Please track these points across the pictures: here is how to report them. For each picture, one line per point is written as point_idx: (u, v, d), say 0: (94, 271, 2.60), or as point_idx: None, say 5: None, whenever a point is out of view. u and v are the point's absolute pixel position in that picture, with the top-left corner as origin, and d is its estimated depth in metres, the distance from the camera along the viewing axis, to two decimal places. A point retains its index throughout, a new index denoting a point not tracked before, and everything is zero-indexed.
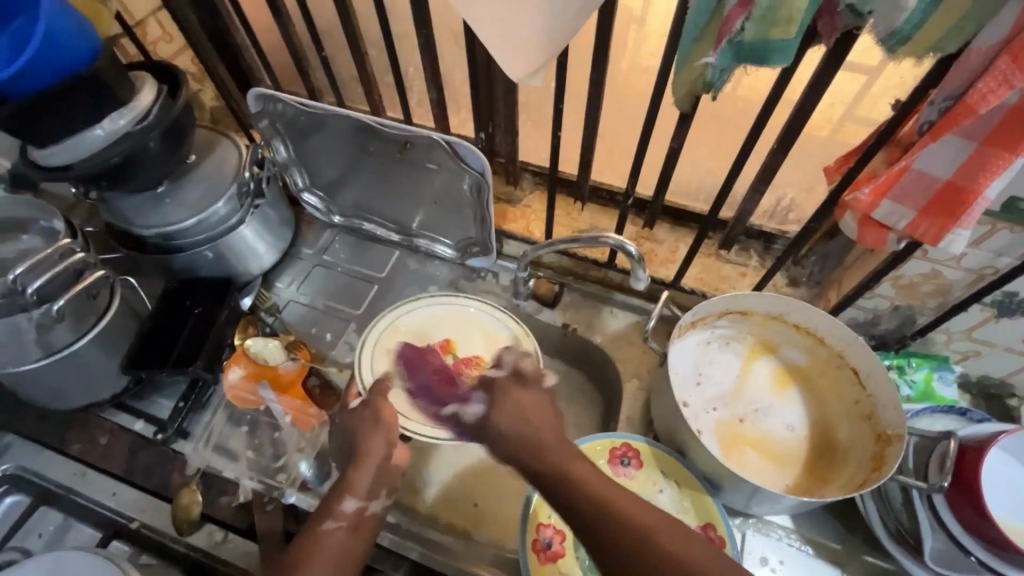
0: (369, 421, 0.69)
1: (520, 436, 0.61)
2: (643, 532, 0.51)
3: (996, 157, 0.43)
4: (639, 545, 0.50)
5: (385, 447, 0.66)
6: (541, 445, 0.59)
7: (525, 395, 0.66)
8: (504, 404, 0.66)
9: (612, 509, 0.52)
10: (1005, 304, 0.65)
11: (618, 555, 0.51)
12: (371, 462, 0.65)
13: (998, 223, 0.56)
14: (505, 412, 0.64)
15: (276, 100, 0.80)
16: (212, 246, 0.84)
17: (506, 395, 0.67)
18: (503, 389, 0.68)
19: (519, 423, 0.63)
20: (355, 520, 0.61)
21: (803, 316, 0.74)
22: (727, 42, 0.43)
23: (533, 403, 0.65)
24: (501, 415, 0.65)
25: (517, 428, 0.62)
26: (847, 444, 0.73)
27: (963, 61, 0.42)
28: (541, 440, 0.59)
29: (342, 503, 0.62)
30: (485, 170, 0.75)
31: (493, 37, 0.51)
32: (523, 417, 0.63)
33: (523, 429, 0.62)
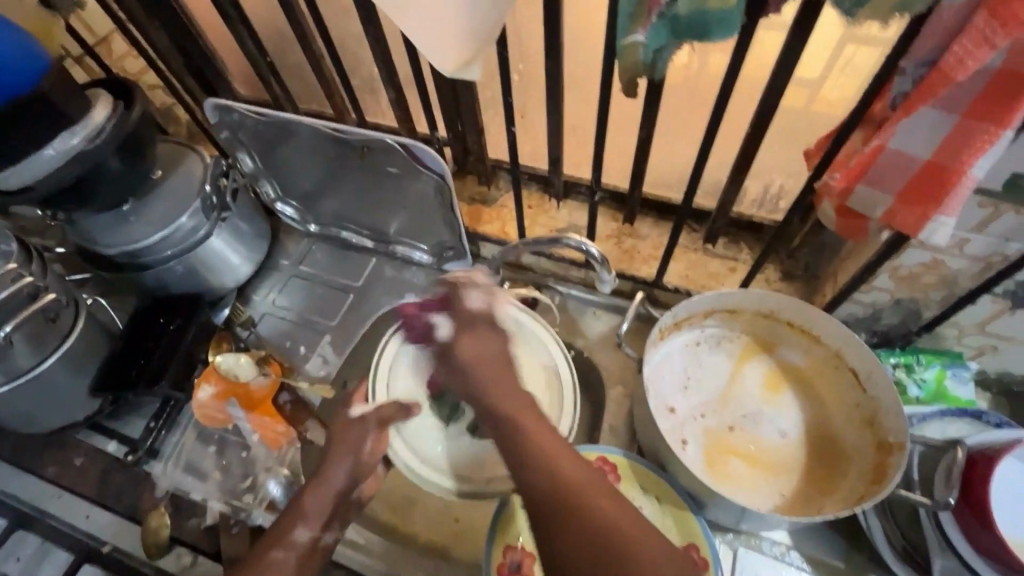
0: (350, 442, 0.63)
1: (483, 375, 0.51)
2: (580, 496, 0.44)
3: (980, 131, 0.37)
4: (575, 515, 0.42)
5: (349, 479, 0.62)
6: (495, 381, 0.51)
7: (490, 341, 0.54)
8: (478, 340, 0.54)
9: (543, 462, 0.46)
10: (1020, 294, 0.57)
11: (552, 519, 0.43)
12: (331, 486, 0.60)
13: (1002, 206, 0.49)
14: (470, 350, 0.53)
15: (232, 111, 0.79)
16: (181, 261, 0.82)
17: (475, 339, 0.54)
18: (477, 325, 0.55)
19: (489, 361, 0.53)
20: (304, 553, 0.57)
21: (794, 314, 0.68)
22: (659, 16, 0.39)
23: (497, 347, 0.54)
24: (468, 350, 0.53)
25: (479, 358, 0.53)
26: (847, 453, 0.67)
27: (936, 20, 0.36)
28: (492, 379, 0.51)
29: (295, 532, 0.57)
30: (444, 172, 0.72)
31: (414, 27, 0.47)
32: (491, 350, 0.53)
33: (491, 374, 0.52)
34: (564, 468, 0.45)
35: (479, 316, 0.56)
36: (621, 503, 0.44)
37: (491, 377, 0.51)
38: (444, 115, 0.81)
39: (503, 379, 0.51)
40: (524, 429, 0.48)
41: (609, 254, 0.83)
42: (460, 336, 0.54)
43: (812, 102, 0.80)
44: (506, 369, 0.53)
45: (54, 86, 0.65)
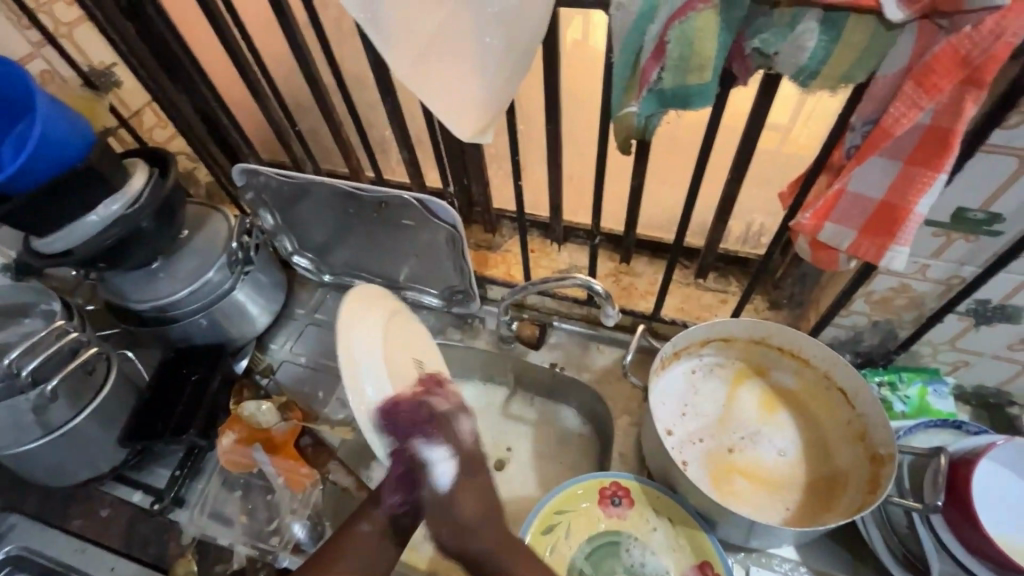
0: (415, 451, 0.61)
1: (478, 534, 0.61)
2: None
3: (922, 175, 0.45)
4: None
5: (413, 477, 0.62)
6: (508, 562, 0.60)
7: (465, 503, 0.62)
8: (468, 493, 0.62)
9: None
10: (980, 312, 0.64)
11: None
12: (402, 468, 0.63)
13: (952, 235, 0.56)
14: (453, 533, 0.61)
15: (259, 173, 0.85)
16: (206, 314, 0.87)
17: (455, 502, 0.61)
18: (473, 481, 0.63)
19: (484, 522, 0.62)
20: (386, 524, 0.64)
21: (786, 340, 0.74)
22: (649, 90, 0.46)
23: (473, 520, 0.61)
24: (465, 508, 0.61)
25: (476, 519, 0.62)
26: (845, 468, 0.71)
27: (874, 88, 0.44)
28: (501, 553, 0.61)
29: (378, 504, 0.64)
30: (456, 223, 0.78)
31: (439, 102, 0.54)
32: (486, 506, 0.63)
33: (486, 541, 0.61)
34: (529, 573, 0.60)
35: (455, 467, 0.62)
36: None
37: (472, 537, 0.61)
38: (453, 171, 0.88)
39: (483, 537, 0.61)
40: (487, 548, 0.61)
41: (608, 291, 0.90)
42: (461, 485, 0.62)
43: (783, 145, 0.81)
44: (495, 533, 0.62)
45: (99, 158, 0.72)
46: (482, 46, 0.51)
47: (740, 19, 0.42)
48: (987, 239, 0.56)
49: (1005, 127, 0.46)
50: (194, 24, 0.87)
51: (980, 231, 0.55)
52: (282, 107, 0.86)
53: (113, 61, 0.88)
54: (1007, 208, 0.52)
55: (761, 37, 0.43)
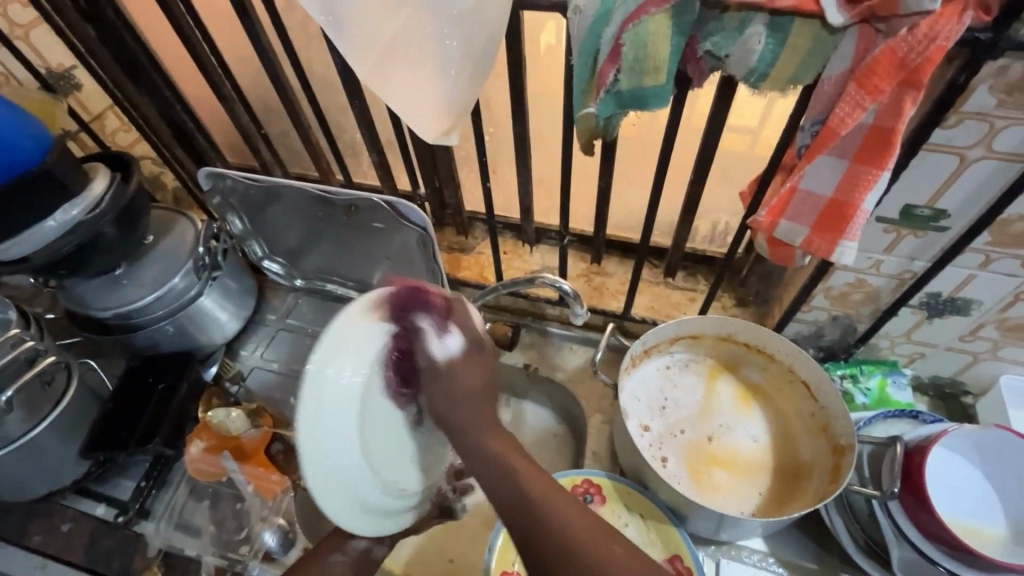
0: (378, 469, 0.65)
1: (467, 403, 0.53)
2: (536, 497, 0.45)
3: (867, 172, 0.47)
4: (534, 514, 0.44)
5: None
6: (489, 429, 0.51)
7: (474, 372, 0.55)
8: (470, 367, 0.55)
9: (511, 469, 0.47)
10: (932, 305, 0.66)
11: (514, 522, 0.45)
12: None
13: (902, 231, 0.58)
14: (452, 386, 0.54)
15: (225, 177, 0.84)
16: (172, 320, 0.86)
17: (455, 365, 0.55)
18: (474, 352, 0.56)
19: (477, 398, 0.53)
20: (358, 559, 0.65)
21: (752, 336, 0.76)
22: (606, 92, 0.47)
23: (476, 385, 0.54)
24: (463, 378, 0.54)
25: (464, 393, 0.53)
26: (809, 459, 0.73)
27: (820, 90, 0.45)
28: (486, 421, 0.52)
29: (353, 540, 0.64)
30: (426, 225, 0.78)
31: (401, 103, 0.53)
32: (487, 384, 0.55)
33: (471, 410, 0.53)
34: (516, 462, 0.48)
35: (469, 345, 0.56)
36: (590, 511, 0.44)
37: (459, 411, 0.53)
38: (423, 174, 0.88)
39: (468, 407, 0.53)
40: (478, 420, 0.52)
41: (580, 291, 0.91)
42: (462, 359, 0.55)
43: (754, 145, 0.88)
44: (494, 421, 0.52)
45: (57, 161, 0.69)
46: (442, 49, 0.51)
47: (692, 23, 0.43)
48: (935, 234, 0.58)
49: (944, 127, 0.48)
50: (156, 26, 0.85)
51: (928, 227, 0.57)
52: (248, 111, 0.85)
53: (72, 64, 0.86)
54: (951, 204, 0.55)
55: (712, 40, 0.44)
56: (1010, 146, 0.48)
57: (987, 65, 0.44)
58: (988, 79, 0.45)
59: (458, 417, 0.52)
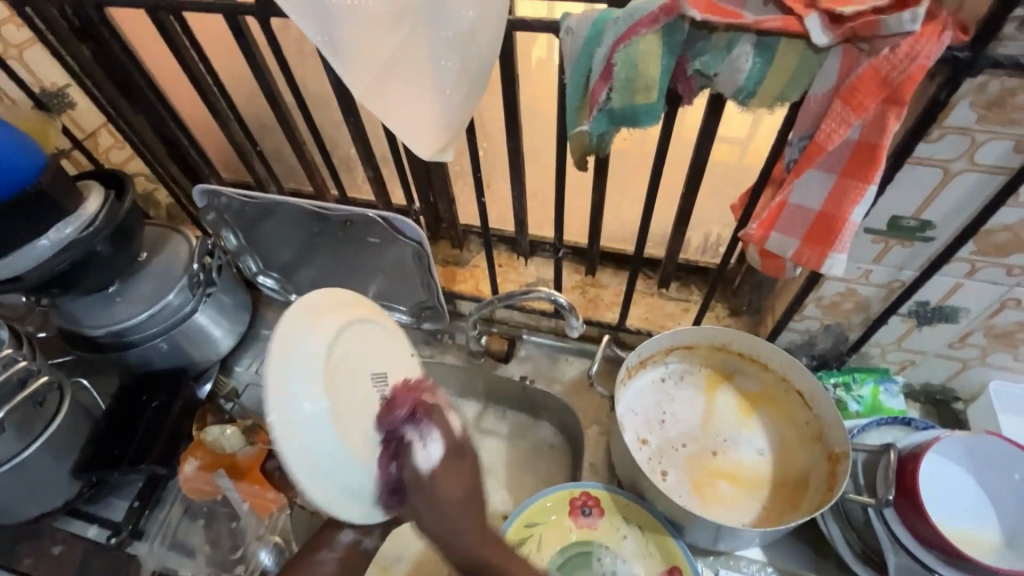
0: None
1: (451, 517, 0.57)
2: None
3: (854, 186, 0.48)
4: None
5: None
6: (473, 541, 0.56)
7: (455, 478, 0.59)
8: (451, 476, 0.59)
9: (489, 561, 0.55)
10: (921, 313, 0.68)
11: None
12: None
13: (889, 241, 0.60)
14: (432, 499, 0.57)
15: (220, 194, 0.84)
16: (166, 337, 0.85)
17: (435, 478, 0.58)
18: (455, 462, 0.60)
19: (459, 508, 0.57)
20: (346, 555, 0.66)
21: (745, 346, 0.77)
22: (599, 110, 0.48)
23: (457, 494, 0.58)
24: (446, 489, 0.57)
25: (446, 506, 0.57)
26: (806, 468, 0.73)
27: (807, 107, 0.47)
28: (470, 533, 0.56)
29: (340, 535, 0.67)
30: (421, 240, 0.79)
31: (398, 120, 0.54)
32: (467, 490, 0.58)
33: (456, 521, 0.57)
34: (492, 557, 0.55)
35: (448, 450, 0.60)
36: None
37: (443, 520, 0.56)
38: (418, 188, 0.89)
39: (454, 518, 0.56)
40: (456, 525, 0.57)
41: (575, 303, 0.91)
42: (443, 468, 0.59)
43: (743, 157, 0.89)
44: (470, 516, 0.57)
45: (51, 181, 0.69)
46: (437, 68, 0.52)
47: (682, 43, 0.45)
48: (921, 245, 0.59)
49: (928, 141, 0.50)
50: (150, 45, 0.85)
51: (915, 237, 0.58)
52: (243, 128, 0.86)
53: (65, 82, 0.86)
54: (936, 215, 0.56)
55: (701, 59, 0.45)
56: (991, 159, 0.50)
57: (967, 82, 0.45)
58: (968, 95, 0.46)
59: (438, 526, 0.57)
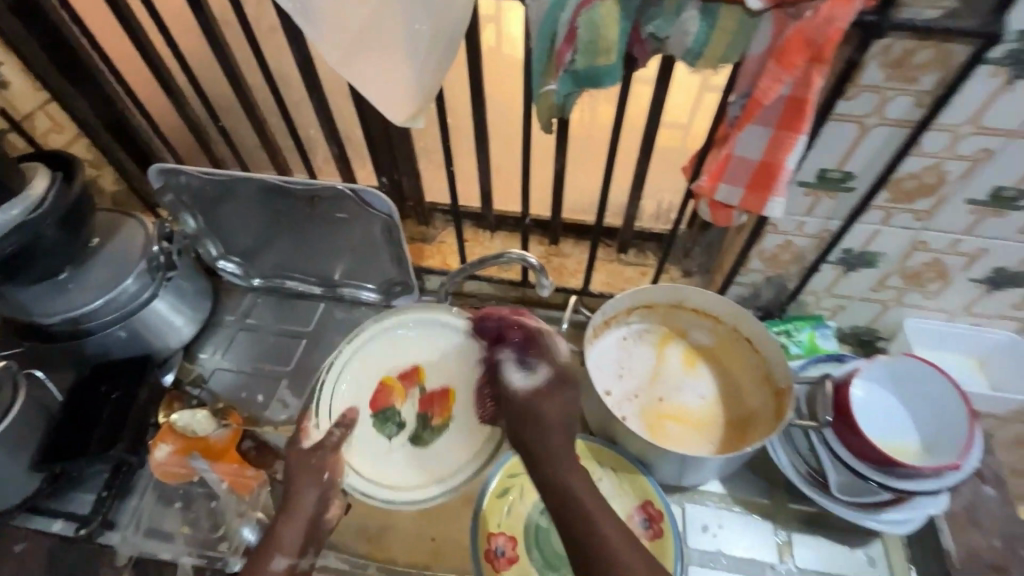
0: (312, 468, 0.67)
1: (547, 423, 0.59)
2: (586, 516, 0.55)
3: (787, 136, 0.54)
4: (586, 533, 0.55)
5: (319, 503, 0.66)
6: (560, 451, 0.59)
7: (565, 402, 0.61)
8: (552, 400, 0.60)
9: (565, 485, 0.57)
10: (847, 260, 0.77)
11: (567, 532, 0.56)
12: (304, 512, 0.65)
13: (819, 193, 0.68)
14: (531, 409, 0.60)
15: (178, 173, 0.83)
16: (125, 325, 0.82)
17: (542, 397, 0.60)
18: (562, 382, 0.62)
19: (553, 426, 0.60)
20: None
21: (699, 302, 0.84)
22: (565, 71, 0.52)
23: (558, 411, 0.60)
24: (546, 410, 0.59)
25: (544, 424, 0.59)
26: (758, 408, 0.81)
27: (745, 66, 0.53)
28: (560, 445, 0.59)
29: (273, 561, 0.62)
30: (391, 211, 0.80)
31: (373, 88, 0.57)
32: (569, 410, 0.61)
33: (550, 427, 0.59)
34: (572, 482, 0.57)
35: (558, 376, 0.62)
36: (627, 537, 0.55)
37: (540, 434, 0.59)
38: (382, 166, 0.90)
39: (549, 438, 0.59)
40: (541, 441, 0.59)
41: None
42: (543, 393, 0.60)
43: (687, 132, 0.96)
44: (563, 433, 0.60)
45: None
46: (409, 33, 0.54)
47: (636, 8, 0.49)
48: (845, 195, 0.67)
49: (847, 98, 0.57)
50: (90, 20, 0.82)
51: (839, 188, 0.67)
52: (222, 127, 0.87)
53: None
54: (856, 167, 0.64)
55: (653, 24, 0.50)
56: (898, 114, 0.58)
57: (876, 44, 0.52)
58: (877, 56, 0.53)
59: (530, 436, 0.60)
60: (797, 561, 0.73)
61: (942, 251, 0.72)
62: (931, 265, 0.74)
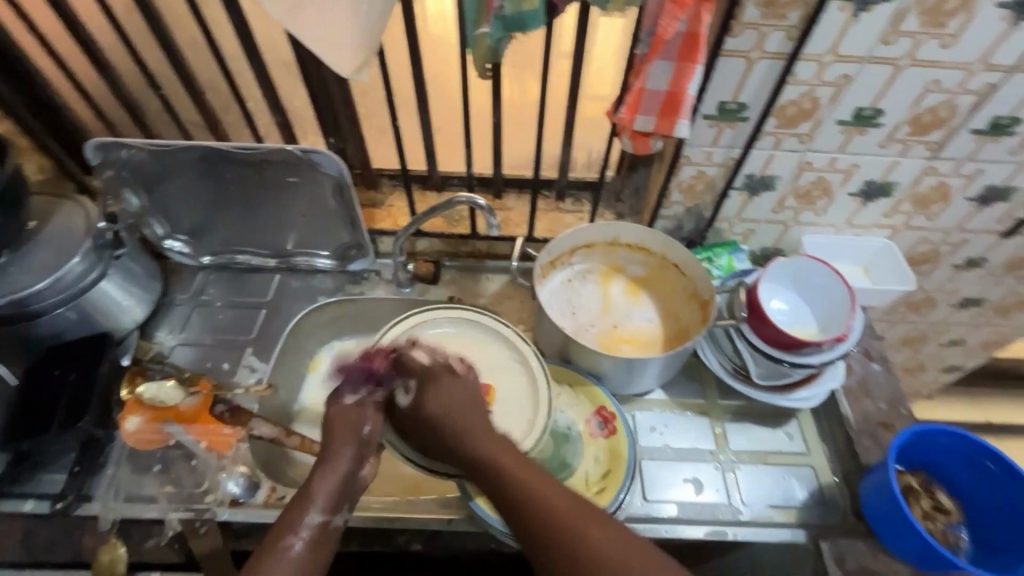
0: (351, 423, 0.69)
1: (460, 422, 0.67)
2: (527, 496, 0.58)
3: (687, 66, 0.64)
4: (529, 514, 0.56)
5: (355, 459, 0.67)
6: (476, 437, 0.65)
7: (450, 389, 0.70)
8: (436, 395, 0.69)
9: (506, 474, 0.60)
10: (751, 185, 0.89)
11: (519, 524, 0.57)
12: (338, 467, 0.65)
13: (721, 124, 0.79)
14: (435, 405, 0.68)
15: (116, 147, 0.82)
16: (73, 307, 0.81)
17: (432, 394, 0.69)
18: (435, 382, 0.70)
19: (453, 417, 0.67)
20: (317, 535, 0.60)
21: (631, 237, 0.94)
22: (495, 16, 0.59)
23: (459, 400, 0.69)
24: (433, 406, 0.68)
25: (446, 412, 0.67)
26: (689, 322, 0.92)
27: (647, 7, 0.61)
28: (475, 433, 0.65)
29: (307, 517, 0.61)
30: (342, 170, 0.84)
31: (318, 42, 0.61)
32: (466, 402, 0.69)
33: (448, 425, 0.66)
34: (509, 469, 0.61)
35: (435, 372, 0.71)
36: (573, 503, 0.56)
37: (449, 423, 0.67)
38: (327, 132, 0.93)
39: (462, 420, 0.67)
40: (467, 435, 0.65)
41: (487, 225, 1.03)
42: (430, 392, 0.69)
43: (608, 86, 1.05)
44: (478, 424, 0.66)
45: None
46: None
47: None
48: (742, 124, 0.79)
49: (733, 35, 0.68)
50: None
51: (736, 118, 0.78)
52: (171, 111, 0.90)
53: None
54: (748, 98, 0.76)
55: None
56: (775, 47, 0.69)
57: None
58: None
59: (453, 433, 0.66)
60: (733, 445, 0.84)
61: (824, 168, 0.85)
62: (817, 182, 0.88)
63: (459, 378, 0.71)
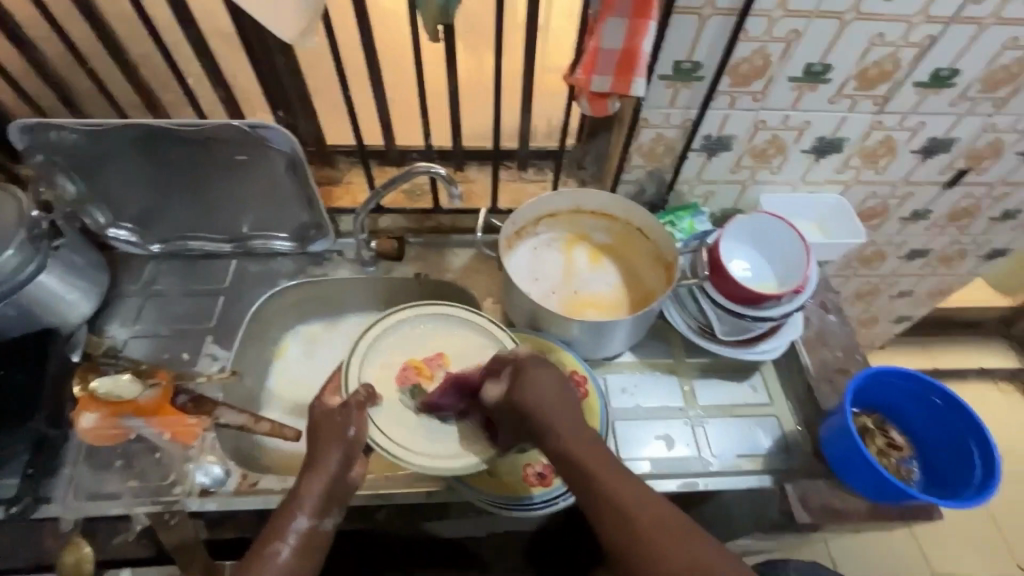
0: (336, 428, 0.67)
1: (551, 420, 0.63)
2: (610, 500, 0.57)
3: (640, 22, 0.63)
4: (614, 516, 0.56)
5: (343, 462, 0.65)
6: (562, 432, 0.63)
7: (545, 377, 0.67)
8: (535, 381, 0.66)
9: (588, 472, 0.59)
10: (709, 146, 0.90)
11: (600, 521, 0.57)
12: (326, 472, 0.64)
13: (677, 84, 0.79)
14: (530, 396, 0.65)
15: (42, 127, 0.77)
16: (11, 303, 0.75)
17: (524, 384, 0.66)
18: (530, 372, 0.67)
19: (545, 411, 0.64)
20: (304, 540, 0.60)
21: (595, 203, 0.94)
22: None
23: (552, 392, 0.65)
24: (528, 394, 0.65)
25: (540, 402, 0.65)
26: (654, 284, 0.93)
27: None
28: (563, 428, 0.63)
29: (293, 523, 0.61)
30: (293, 146, 0.81)
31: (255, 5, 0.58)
32: (558, 393, 0.66)
33: (542, 416, 0.64)
34: (591, 466, 0.59)
35: (528, 359, 0.69)
36: (660, 512, 0.56)
37: (535, 415, 0.64)
38: (276, 107, 0.89)
39: (558, 415, 0.64)
40: (550, 426, 0.63)
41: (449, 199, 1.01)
42: (528, 376, 0.66)
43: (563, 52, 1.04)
44: (566, 419, 0.64)
45: None
46: None
47: None
48: (698, 83, 0.79)
49: None
50: None
51: (692, 78, 0.78)
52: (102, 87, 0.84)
53: None
54: (702, 57, 0.76)
55: None
56: (727, 3, 0.69)
57: None
58: None
59: (539, 426, 0.64)
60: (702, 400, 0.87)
61: (778, 126, 0.87)
62: (772, 141, 0.89)
63: (553, 370, 0.68)
